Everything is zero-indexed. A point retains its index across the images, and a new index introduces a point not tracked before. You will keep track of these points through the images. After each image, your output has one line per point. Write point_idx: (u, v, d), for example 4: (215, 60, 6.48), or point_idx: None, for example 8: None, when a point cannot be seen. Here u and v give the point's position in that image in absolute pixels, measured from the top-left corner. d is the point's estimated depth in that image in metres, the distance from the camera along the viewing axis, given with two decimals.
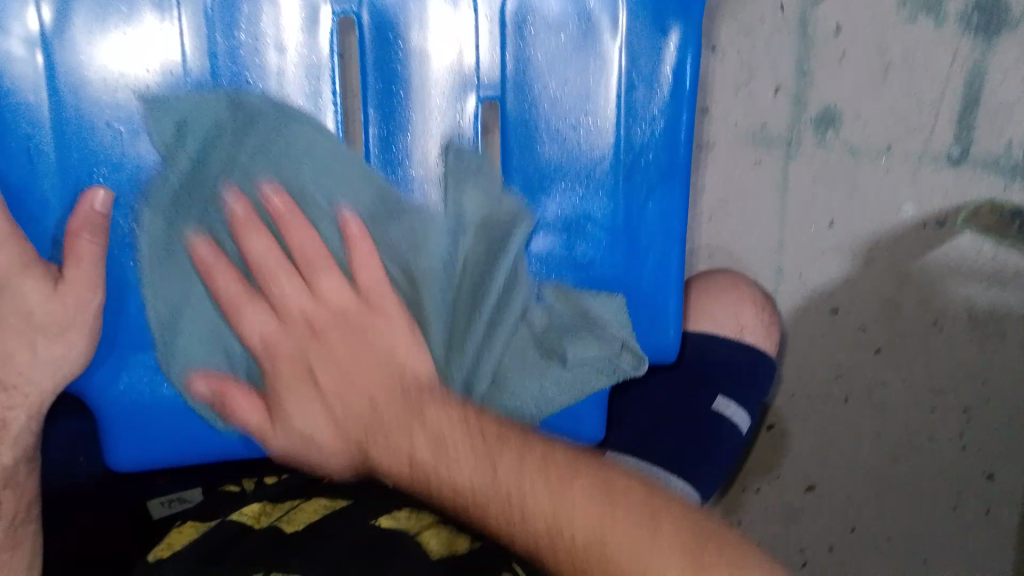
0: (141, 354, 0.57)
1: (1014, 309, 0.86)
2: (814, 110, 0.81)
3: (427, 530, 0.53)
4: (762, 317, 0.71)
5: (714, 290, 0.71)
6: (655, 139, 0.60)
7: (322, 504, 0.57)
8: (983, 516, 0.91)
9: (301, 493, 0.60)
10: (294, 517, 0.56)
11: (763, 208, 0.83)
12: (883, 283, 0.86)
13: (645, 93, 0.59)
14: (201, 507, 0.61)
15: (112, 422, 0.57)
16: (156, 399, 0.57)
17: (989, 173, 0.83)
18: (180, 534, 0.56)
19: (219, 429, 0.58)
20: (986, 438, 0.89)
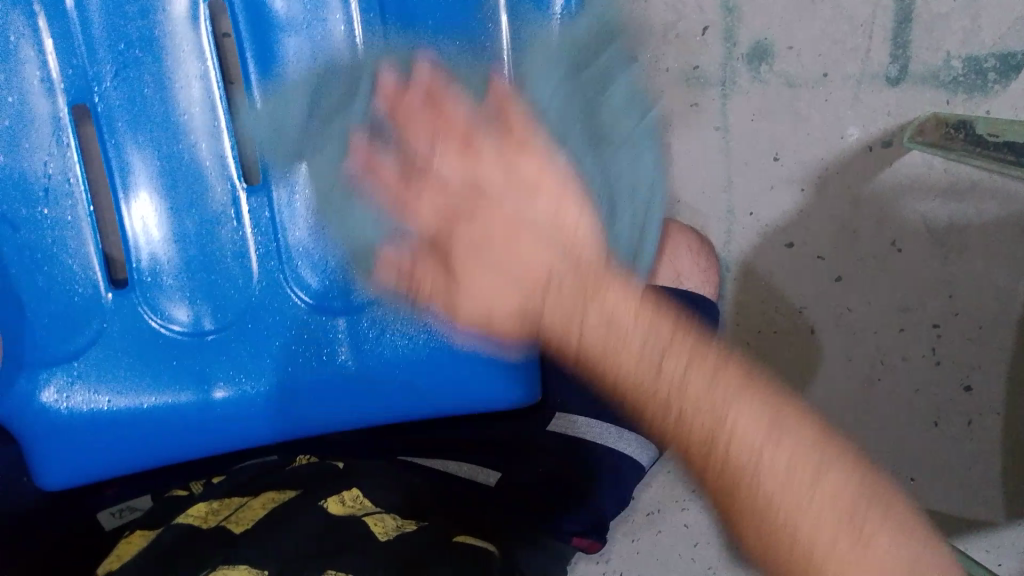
0: (56, 370, 0.60)
1: (974, 220, 0.86)
2: (745, 46, 0.82)
3: (372, 515, 0.56)
4: (698, 264, 0.71)
5: (657, 232, 0.70)
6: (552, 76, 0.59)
7: (268, 499, 0.57)
8: (965, 429, 0.91)
9: (248, 490, 0.60)
10: (241, 517, 0.55)
11: (704, 149, 0.84)
12: (837, 207, 0.86)
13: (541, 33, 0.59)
14: (147, 515, 0.59)
15: (35, 443, 0.60)
16: (75, 414, 0.60)
17: (931, 87, 0.82)
18: (129, 545, 0.55)
19: (137, 442, 0.60)
20: (960, 351, 0.89)
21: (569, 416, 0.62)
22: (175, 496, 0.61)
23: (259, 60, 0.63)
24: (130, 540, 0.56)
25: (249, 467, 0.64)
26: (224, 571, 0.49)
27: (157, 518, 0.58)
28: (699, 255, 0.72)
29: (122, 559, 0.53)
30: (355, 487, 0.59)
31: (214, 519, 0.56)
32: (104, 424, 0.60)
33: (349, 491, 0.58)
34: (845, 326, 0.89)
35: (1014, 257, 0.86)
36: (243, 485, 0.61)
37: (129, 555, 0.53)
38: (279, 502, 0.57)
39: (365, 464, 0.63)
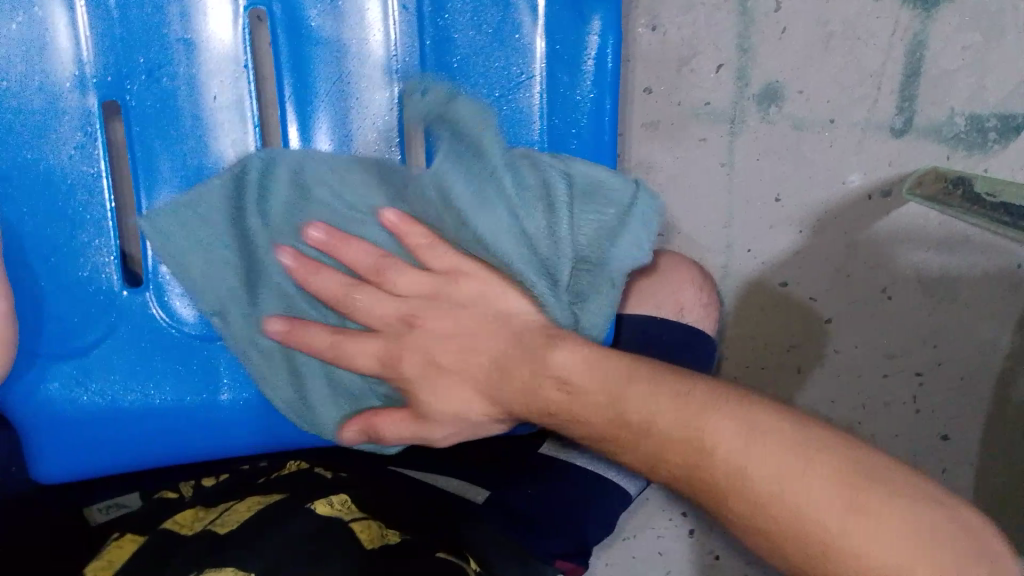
0: (60, 364, 0.62)
1: (963, 273, 0.87)
2: (757, 85, 0.83)
3: (361, 519, 0.57)
4: (700, 295, 0.71)
5: (661, 272, 0.70)
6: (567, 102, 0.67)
7: (253, 502, 0.58)
8: (941, 476, 0.93)
9: (233, 496, 0.60)
10: (227, 518, 0.56)
11: (708, 185, 0.85)
12: (833, 250, 0.87)
13: (568, 70, 0.66)
14: (134, 516, 0.59)
15: (37, 431, 0.62)
16: (78, 410, 0.62)
17: (934, 141, 0.84)
18: (119, 549, 0.54)
19: (160, 421, 0.63)
20: (941, 401, 0.91)
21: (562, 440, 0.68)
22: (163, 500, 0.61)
23: (293, 71, 0.65)
24: (120, 545, 0.55)
25: (237, 476, 0.64)
26: (213, 572, 0.49)
27: (147, 522, 0.58)
28: (700, 286, 0.71)
29: (113, 564, 0.52)
30: (343, 494, 0.59)
31: (198, 525, 0.56)
32: (107, 419, 0.62)
33: (338, 496, 0.59)
34: (831, 368, 0.90)
35: (996, 312, 0.88)
36: (225, 491, 0.61)
37: (120, 560, 0.52)
38: (266, 504, 0.57)
39: (356, 475, 0.64)
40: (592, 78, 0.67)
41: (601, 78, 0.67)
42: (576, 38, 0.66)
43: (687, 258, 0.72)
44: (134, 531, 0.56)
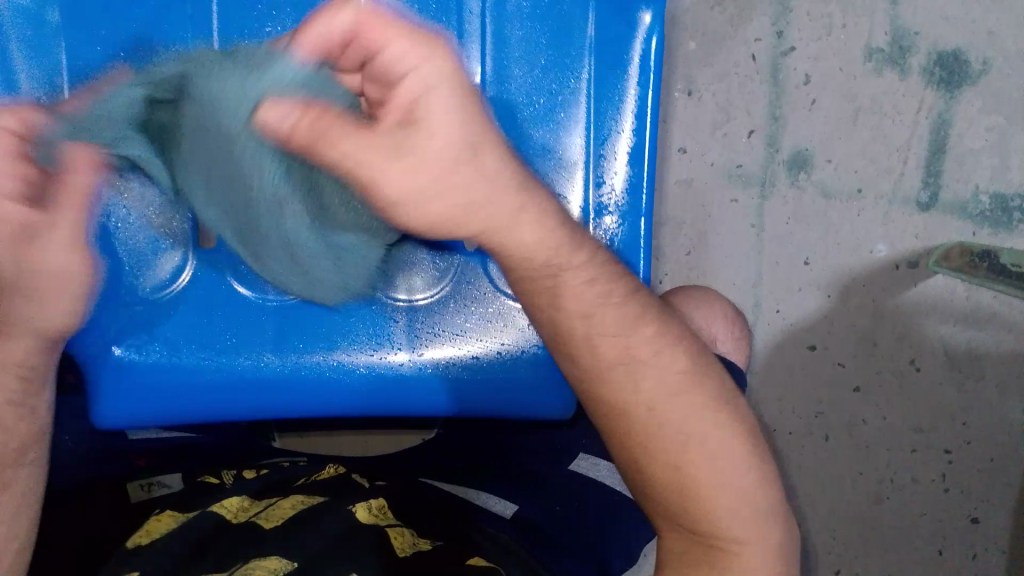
0: (133, 314, 0.61)
1: (990, 351, 0.87)
2: (786, 153, 0.87)
3: (396, 526, 0.61)
4: (733, 331, 0.72)
5: (690, 293, 0.73)
6: (612, 104, 0.67)
7: (297, 501, 0.63)
8: (969, 561, 0.90)
9: (276, 492, 0.66)
10: (269, 514, 0.61)
11: (737, 246, 0.88)
12: (860, 318, 0.88)
13: (613, 77, 0.67)
14: (181, 497, 0.66)
15: (101, 376, 0.61)
16: (148, 365, 0.61)
17: (957, 217, 0.86)
18: (159, 521, 0.61)
19: (243, 382, 0.62)
20: (970, 480, 0.89)
21: (591, 458, 0.68)
22: (201, 487, 0.67)
23: None
24: (160, 518, 0.62)
25: (281, 471, 0.70)
26: (257, 561, 0.54)
27: (185, 506, 0.64)
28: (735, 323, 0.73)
29: (152, 534, 0.59)
30: (379, 499, 0.65)
31: (244, 513, 0.62)
32: (183, 372, 0.61)
33: (375, 501, 0.64)
34: (859, 439, 0.90)
35: None
36: (272, 484, 0.67)
37: (157, 532, 0.59)
38: (306, 505, 0.62)
39: (392, 488, 0.69)
40: (638, 74, 0.67)
41: (645, 71, 0.67)
42: (623, 40, 0.66)
43: (724, 299, 0.74)
44: (176, 508, 0.63)
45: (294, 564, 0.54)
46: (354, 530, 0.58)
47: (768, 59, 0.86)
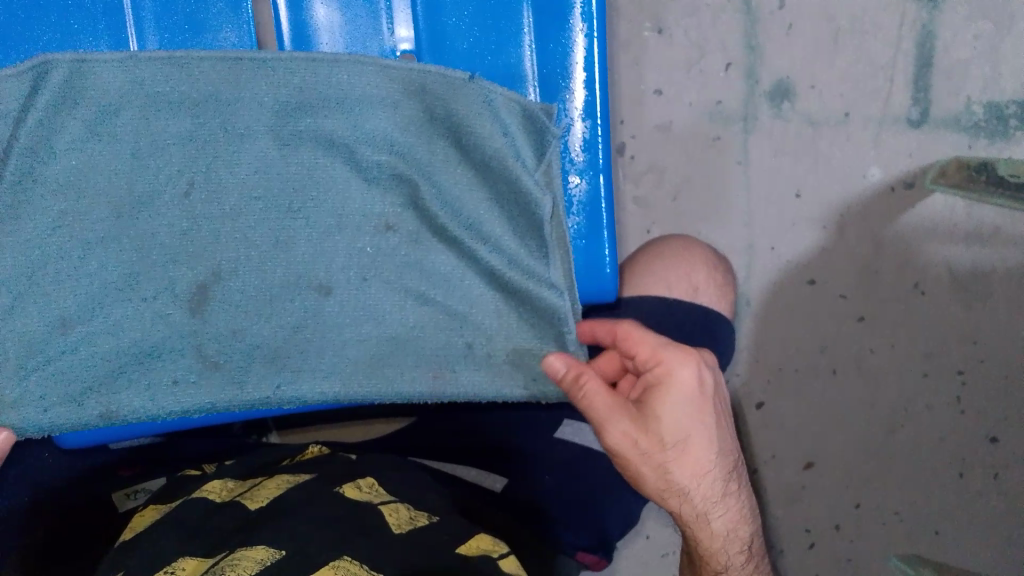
0: None
1: (999, 268, 0.84)
2: (767, 84, 0.83)
3: (392, 504, 0.60)
4: (713, 277, 0.71)
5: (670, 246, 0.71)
6: (560, 56, 0.60)
7: (284, 480, 0.63)
8: (992, 482, 0.87)
9: (262, 474, 0.66)
10: (257, 495, 0.60)
11: (726, 186, 0.86)
12: (858, 245, 0.85)
13: (558, 34, 0.60)
14: (165, 489, 0.66)
15: None
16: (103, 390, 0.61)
17: (952, 130, 0.82)
18: (143, 517, 0.61)
19: None
20: (986, 401, 0.86)
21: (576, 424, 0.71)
22: (184, 477, 0.67)
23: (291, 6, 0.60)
24: (145, 513, 0.62)
25: (259, 454, 0.70)
26: (243, 551, 0.52)
27: (172, 495, 0.64)
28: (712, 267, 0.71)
29: (137, 528, 0.59)
30: (369, 478, 0.63)
31: (231, 494, 0.62)
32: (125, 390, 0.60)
33: (364, 480, 0.63)
34: (866, 369, 0.87)
35: None
36: (256, 468, 0.67)
37: (142, 526, 0.59)
38: (294, 484, 0.62)
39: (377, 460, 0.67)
40: (581, 7, 0.59)
41: (588, 6, 0.59)
42: None
43: (703, 244, 0.73)
44: (159, 501, 0.63)
45: (282, 552, 0.52)
46: (345, 509, 0.58)
47: None
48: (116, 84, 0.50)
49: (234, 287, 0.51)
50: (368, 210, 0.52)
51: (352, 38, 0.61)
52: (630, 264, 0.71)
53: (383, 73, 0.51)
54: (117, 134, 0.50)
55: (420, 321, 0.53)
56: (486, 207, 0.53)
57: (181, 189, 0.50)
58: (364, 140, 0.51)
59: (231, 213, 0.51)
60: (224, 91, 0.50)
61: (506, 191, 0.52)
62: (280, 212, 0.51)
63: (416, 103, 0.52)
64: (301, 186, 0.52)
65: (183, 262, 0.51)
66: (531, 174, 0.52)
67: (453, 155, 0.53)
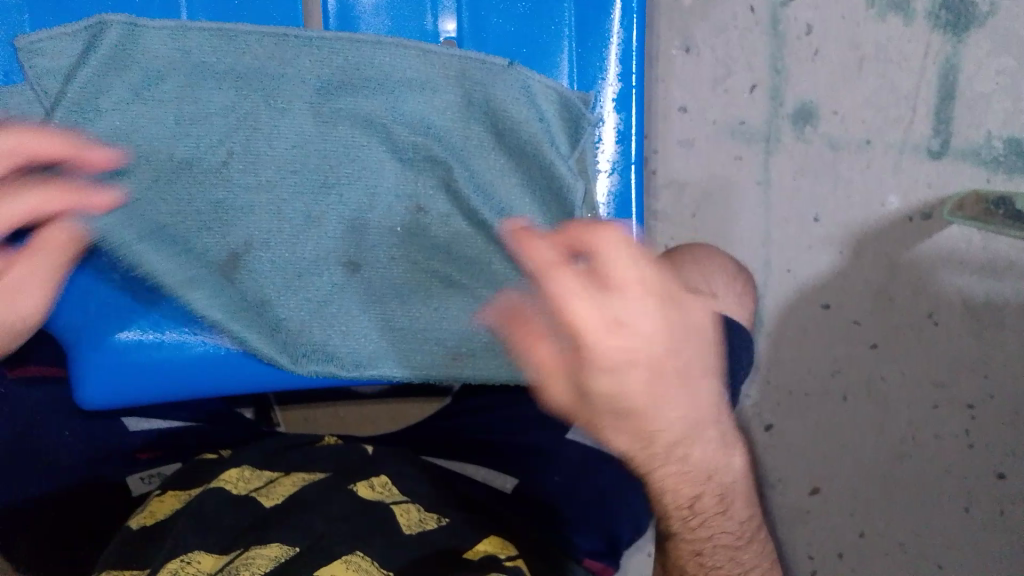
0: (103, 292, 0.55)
1: (1010, 300, 0.83)
2: (791, 106, 0.85)
3: (404, 503, 0.60)
4: (733, 285, 0.71)
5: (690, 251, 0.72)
6: (597, 64, 0.62)
7: (300, 479, 0.61)
8: (998, 518, 0.86)
9: (280, 466, 0.64)
10: (272, 492, 0.59)
11: (745, 204, 0.86)
12: (874, 273, 0.85)
13: (595, 41, 0.62)
14: (183, 472, 0.64)
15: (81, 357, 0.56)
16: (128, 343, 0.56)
17: (971, 164, 0.82)
18: (162, 503, 0.60)
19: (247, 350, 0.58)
20: (995, 436, 0.85)
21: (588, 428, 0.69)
22: (205, 461, 0.66)
23: None
24: (162, 500, 0.61)
25: (280, 439, 0.69)
26: (257, 549, 0.52)
27: (191, 481, 0.62)
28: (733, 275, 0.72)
29: (155, 515, 0.59)
30: (381, 475, 0.63)
31: (246, 486, 0.60)
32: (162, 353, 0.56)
33: (378, 478, 0.62)
34: (876, 396, 0.87)
35: None
36: (275, 457, 0.65)
37: (160, 514, 0.58)
38: (309, 481, 0.61)
39: (388, 455, 0.67)
40: (621, 17, 0.62)
41: (628, 16, 0.62)
42: None
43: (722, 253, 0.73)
44: (177, 487, 0.62)
45: (296, 549, 0.52)
46: (358, 505, 0.58)
47: (769, 10, 0.84)
48: (165, 50, 0.54)
49: (264, 258, 0.56)
50: (402, 191, 0.58)
51: (395, 17, 0.61)
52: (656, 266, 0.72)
53: (424, 57, 0.57)
54: (162, 99, 0.54)
55: (444, 303, 0.58)
56: (517, 190, 0.59)
57: (220, 156, 0.55)
58: (398, 119, 0.57)
59: (266, 185, 0.55)
60: (269, 65, 0.55)
61: (543, 178, 0.58)
62: (313, 177, 0.56)
63: (457, 90, 0.57)
64: (338, 158, 0.56)
65: (218, 230, 0.55)
66: (564, 159, 0.58)
67: (488, 139, 0.58)
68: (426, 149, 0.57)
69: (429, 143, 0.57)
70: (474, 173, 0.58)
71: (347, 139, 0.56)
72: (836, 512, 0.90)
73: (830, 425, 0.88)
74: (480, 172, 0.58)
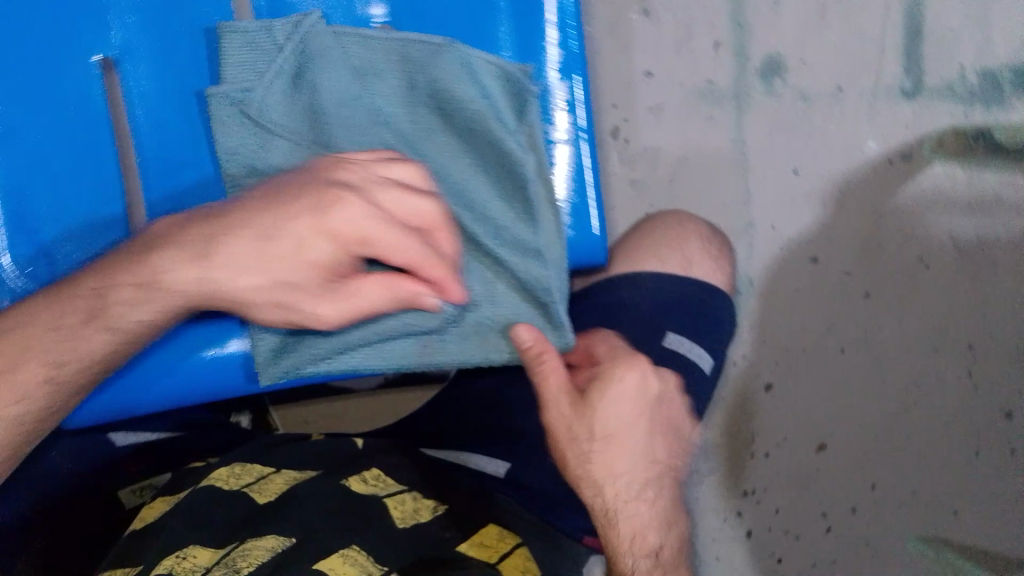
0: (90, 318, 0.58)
1: (1003, 237, 0.82)
2: (758, 60, 0.83)
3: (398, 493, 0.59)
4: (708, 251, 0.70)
5: (661, 225, 0.71)
6: (539, 33, 0.61)
7: (291, 476, 0.59)
8: (1010, 457, 0.85)
9: (267, 461, 0.62)
10: (265, 488, 0.57)
11: (721, 166, 0.85)
12: (859, 223, 0.84)
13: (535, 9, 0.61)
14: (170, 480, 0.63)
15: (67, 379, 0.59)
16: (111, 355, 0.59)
17: (948, 101, 0.81)
18: (152, 508, 0.59)
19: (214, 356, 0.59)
20: (998, 374, 0.84)
21: None
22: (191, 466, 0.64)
23: None
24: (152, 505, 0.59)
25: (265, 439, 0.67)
26: (252, 541, 0.51)
27: (178, 487, 0.61)
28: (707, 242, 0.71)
29: (147, 519, 0.57)
30: (375, 468, 0.61)
31: (237, 483, 0.58)
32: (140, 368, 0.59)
33: (369, 471, 0.61)
34: (874, 347, 0.86)
35: None
36: (261, 454, 0.63)
37: (150, 517, 0.57)
38: (301, 480, 0.59)
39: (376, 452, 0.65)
40: None
41: None
42: None
43: (695, 220, 0.72)
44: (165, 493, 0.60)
45: (292, 539, 0.52)
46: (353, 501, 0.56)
47: None
48: None
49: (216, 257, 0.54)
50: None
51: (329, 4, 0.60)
52: (625, 241, 0.71)
53: (366, 43, 0.56)
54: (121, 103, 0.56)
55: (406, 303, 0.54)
56: (473, 169, 0.56)
57: None
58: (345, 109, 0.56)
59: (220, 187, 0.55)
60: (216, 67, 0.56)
61: (494, 157, 0.56)
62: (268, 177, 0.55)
63: (407, 79, 0.56)
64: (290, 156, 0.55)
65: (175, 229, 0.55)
66: (512, 133, 0.55)
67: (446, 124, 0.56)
68: (379, 137, 0.56)
69: (381, 132, 0.56)
70: (430, 157, 0.57)
71: (298, 135, 0.55)
72: (844, 467, 0.88)
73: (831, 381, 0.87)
74: (436, 155, 0.57)
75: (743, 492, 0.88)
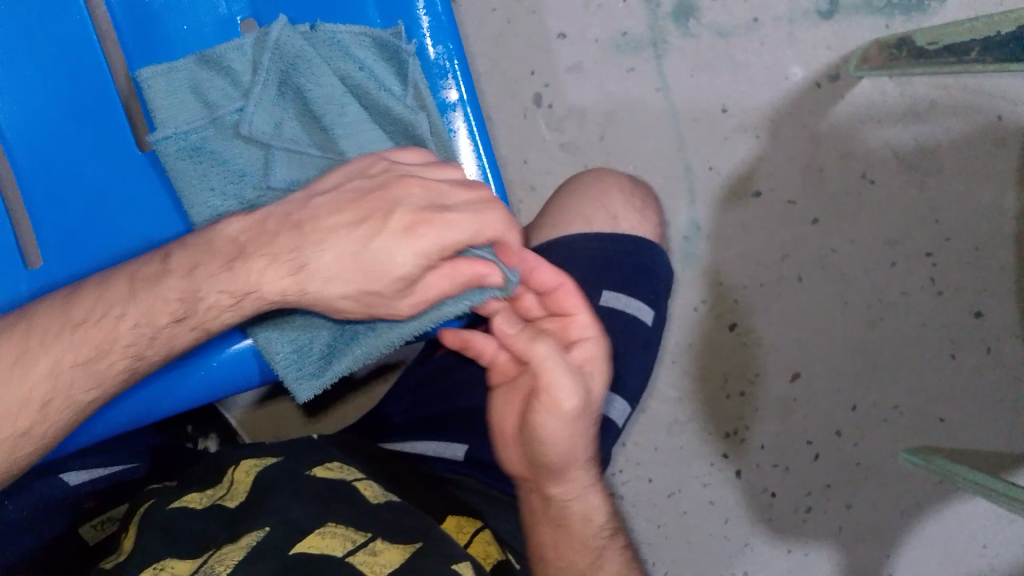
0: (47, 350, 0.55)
1: (942, 141, 0.83)
2: (668, 5, 0.83)
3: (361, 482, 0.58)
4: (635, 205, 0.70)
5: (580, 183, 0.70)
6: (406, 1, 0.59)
7: (253, 466, 0.58)
8: (987, 356, 0.87)
9: (223, 468, 0.60)
10: (234, 492, 0.56)
11: (649, 114, 0.85)
12: (797, 149, 0.84)
13: None
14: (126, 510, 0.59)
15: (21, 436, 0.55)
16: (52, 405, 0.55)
17: (865, 15, 0.82)
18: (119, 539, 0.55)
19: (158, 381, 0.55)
20: (960, 276, 0.85)
21: None
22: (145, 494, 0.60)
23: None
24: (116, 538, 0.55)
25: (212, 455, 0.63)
26: (226, 546, 0.51)
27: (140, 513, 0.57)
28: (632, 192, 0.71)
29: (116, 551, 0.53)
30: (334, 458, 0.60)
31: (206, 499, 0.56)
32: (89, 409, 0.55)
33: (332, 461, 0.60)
34: (832, 268, 0.86)
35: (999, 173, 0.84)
36: (213, 464, 0.60)
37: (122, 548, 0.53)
38: (264, 467, 0.58)
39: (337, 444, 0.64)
40: None
41: None
42: None
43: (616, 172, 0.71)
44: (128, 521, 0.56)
45: (264, 530, 0.51)
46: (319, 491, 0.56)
47: None
48: None
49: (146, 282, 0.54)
50: (297, 179, 0.54)
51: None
52: (552, 205, 0.71)
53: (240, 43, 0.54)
54: None
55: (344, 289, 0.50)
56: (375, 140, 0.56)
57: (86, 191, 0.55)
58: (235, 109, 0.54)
59: None
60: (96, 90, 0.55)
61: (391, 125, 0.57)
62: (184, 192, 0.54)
63: (274, 69, 0.54)
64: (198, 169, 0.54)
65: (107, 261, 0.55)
66: (399, 98, 0.56)
67: (335, 99, 0.55)
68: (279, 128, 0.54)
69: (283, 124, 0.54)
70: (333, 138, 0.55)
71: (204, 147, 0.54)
72: (824, 394, 0.87)
73: (794, 310, 0.87)
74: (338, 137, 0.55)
75: (727, 432, 0.88)
